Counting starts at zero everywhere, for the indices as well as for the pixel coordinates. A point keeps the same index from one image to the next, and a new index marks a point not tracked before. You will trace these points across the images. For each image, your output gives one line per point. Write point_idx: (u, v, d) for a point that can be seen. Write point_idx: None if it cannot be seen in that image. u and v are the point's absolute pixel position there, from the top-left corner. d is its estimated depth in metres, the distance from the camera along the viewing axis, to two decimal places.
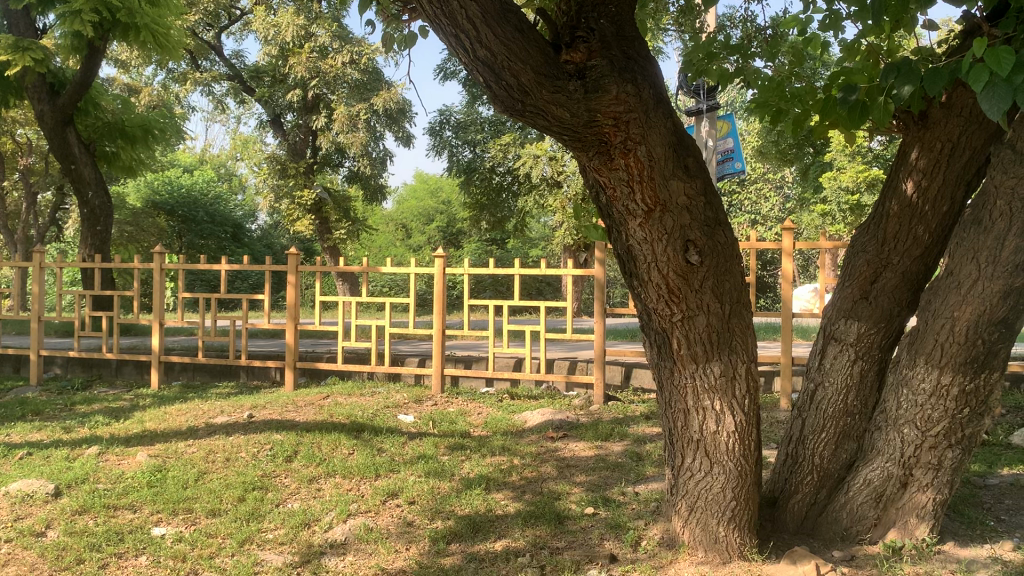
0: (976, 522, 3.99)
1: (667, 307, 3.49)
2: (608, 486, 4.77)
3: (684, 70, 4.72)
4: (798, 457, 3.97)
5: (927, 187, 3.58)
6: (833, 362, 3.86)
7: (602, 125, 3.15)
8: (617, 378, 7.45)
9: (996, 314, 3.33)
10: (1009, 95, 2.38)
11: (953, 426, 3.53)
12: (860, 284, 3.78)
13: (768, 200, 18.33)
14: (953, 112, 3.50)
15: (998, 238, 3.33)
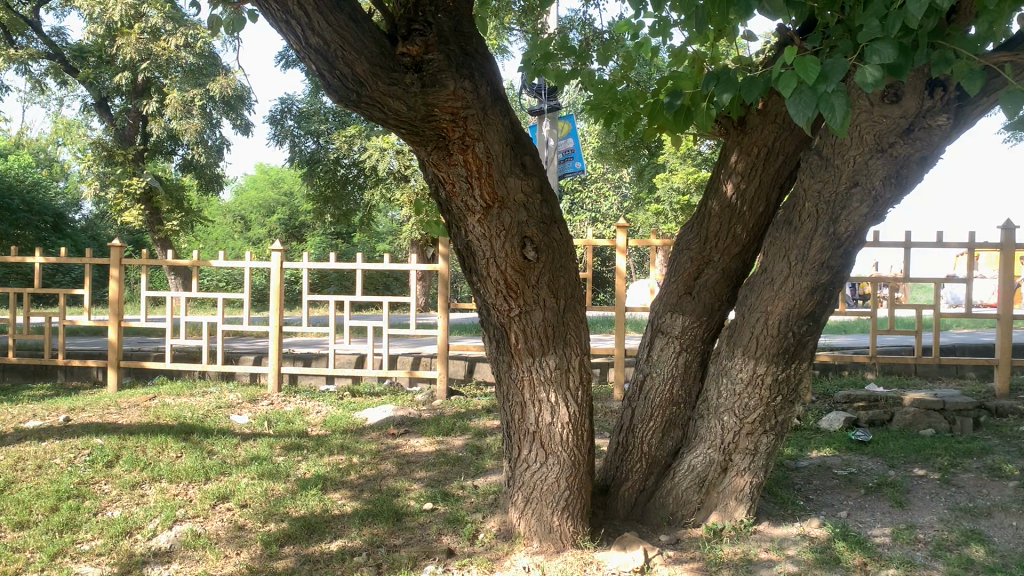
0: (788, 502, 4.27)
1: (505, 302, 3.53)
2: (447, 481, 4.78)
3: (522, 69, 4.78)
4: (628, 446, 4.12)
5: (745, 188, 3.80)
6: (660, 353, 4.04)
7: (439, 120, 3.14)
8: (460, 373, 7.47)
9: (805, 308, 3.58)
10: (814, 103, 2.55)
11: (768, 413, 3.77)
12: (684, 280, 3.97)
13: (608, 199, 18.88)
14: (768, 119, 3.73)
15: (806, 238, 3.53)
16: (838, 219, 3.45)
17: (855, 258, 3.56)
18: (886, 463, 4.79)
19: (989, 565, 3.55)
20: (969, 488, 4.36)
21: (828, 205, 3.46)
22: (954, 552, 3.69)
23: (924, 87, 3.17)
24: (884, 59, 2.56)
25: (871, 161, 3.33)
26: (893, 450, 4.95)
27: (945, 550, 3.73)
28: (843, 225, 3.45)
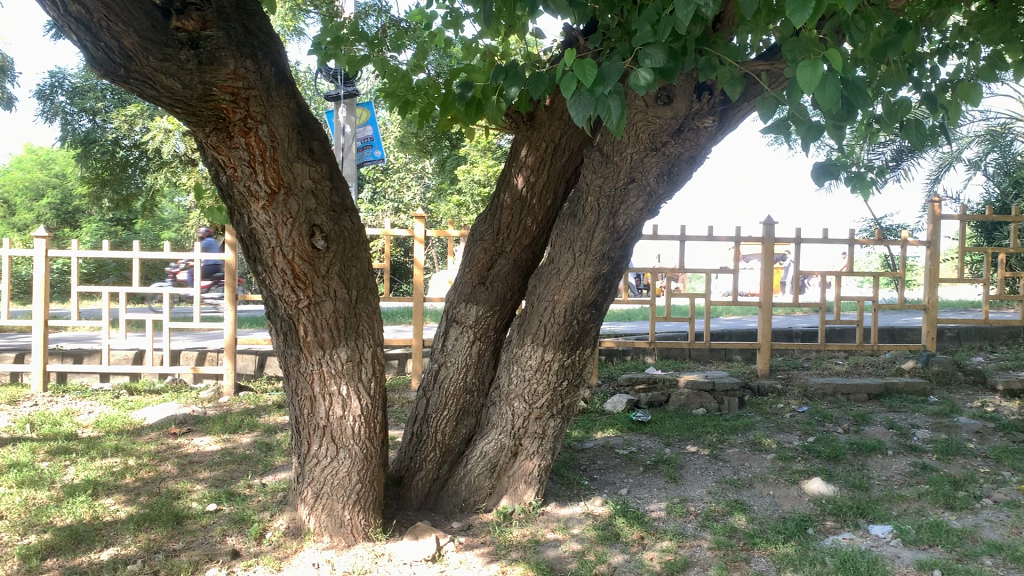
0: (574, 482, 4.46)
1: (293, 293, 3.41)
2: (233, 480, 4.58)
3: (313, 52, 4.64)
4: (422, 436, 4.13)
5: (535, 181, 3.91)
6: (454, 343, 4.07)
7: (218, 100, 2.97)
8: (250, 367, 7.18)
9: (589, 297, 3.74)
10: (592, 105, 2.66)
11: (554, 398, 3.91)
12: (477, 270, 4.02)
13: (410, 188, 18.77)
14: (555, 115, 3.85)
15: (589, 230, 3.68)
16: (618, 213, 3.63)
17: (633, 249, 3.77)
18: (662, 442, 5.11)
19: (749, 532, 3.89)
20: (734, 462, 4.75)
21: (608, 200, 3.63)
22: (720, 522, 4.00)
23: (693, 90, 3.38)
24: (655, 64, 2.71)
25: (646, 159, 3.52)
26: (668, 429, 5.29)
27: (712, 520, 4.04)
28: (622, 219, 3.64)
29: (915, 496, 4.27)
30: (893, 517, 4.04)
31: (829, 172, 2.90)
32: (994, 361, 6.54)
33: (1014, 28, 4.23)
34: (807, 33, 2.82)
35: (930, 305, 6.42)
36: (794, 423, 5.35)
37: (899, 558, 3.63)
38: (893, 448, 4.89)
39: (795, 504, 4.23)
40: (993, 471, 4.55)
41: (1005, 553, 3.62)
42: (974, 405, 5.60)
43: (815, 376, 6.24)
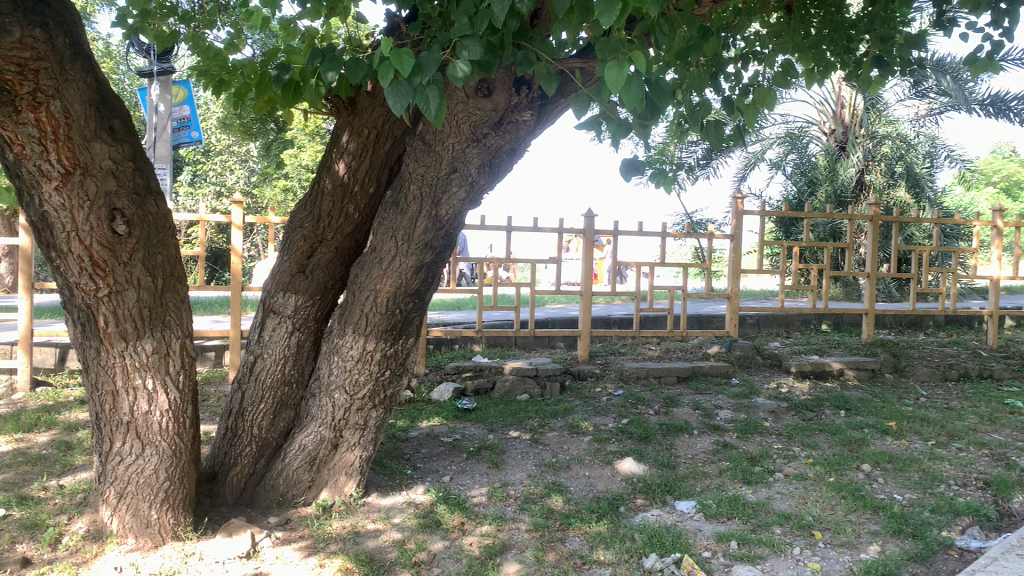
0: (396, 472, 4.45)
1: (91, 281, 3.17)
2: (26, 483, 4.24)
3: (118, 25, 4.36)
4: (238, 430, 3.98)
5: (357, 168, 3.86)
6: (272, 333, 3.95)
7: (2, 71, 2.73)
8: (49, 361, 6.66)
9: (410, 286, 3.74)
10: (408, 95, 2.65)
11: (376, 388, 3.89)
12: (297, 258, 3.91)
13: (234, 171, 17.97)
14: (376, 101, 3.80)
15: (411, 219, 3.66)
16: (439, 202, 3.63)
17: (454, 240, 3.79)
18: (486, 428, 5.20)
19: (565, 513, 4.03)
20: (553, 445, 4.90)
21: (430, 188, 3.61)
22: (538, 504, 4.12)
23: (511, 84, 3.44)
24: (473, 56, 2.74)
25: (468, 150, 3.53)
26: (492, 416, 5.38)
27: (530, 503, 4.15)
28: (444, 208, 3.64)
29: (717, 472, 4.57)
30: (696, 493, 4.31)
31: (635, 167, 3.07)
32: (788, 346, 7.11)
33: (805, 39, 4.63)
34: (618, 33, 2.95)
35: (734, 294, 6.88)
36: (610, 406, 5.59)
37: (701, 531, 3.88)
38: (699, 428, 5.22)
39: (609, 483, 4.43)
40: (785, 447, 4.95)
41: (792, 522, 3.95)
42: (770, 386, 6.07)
43: (631, 361, 6.54)
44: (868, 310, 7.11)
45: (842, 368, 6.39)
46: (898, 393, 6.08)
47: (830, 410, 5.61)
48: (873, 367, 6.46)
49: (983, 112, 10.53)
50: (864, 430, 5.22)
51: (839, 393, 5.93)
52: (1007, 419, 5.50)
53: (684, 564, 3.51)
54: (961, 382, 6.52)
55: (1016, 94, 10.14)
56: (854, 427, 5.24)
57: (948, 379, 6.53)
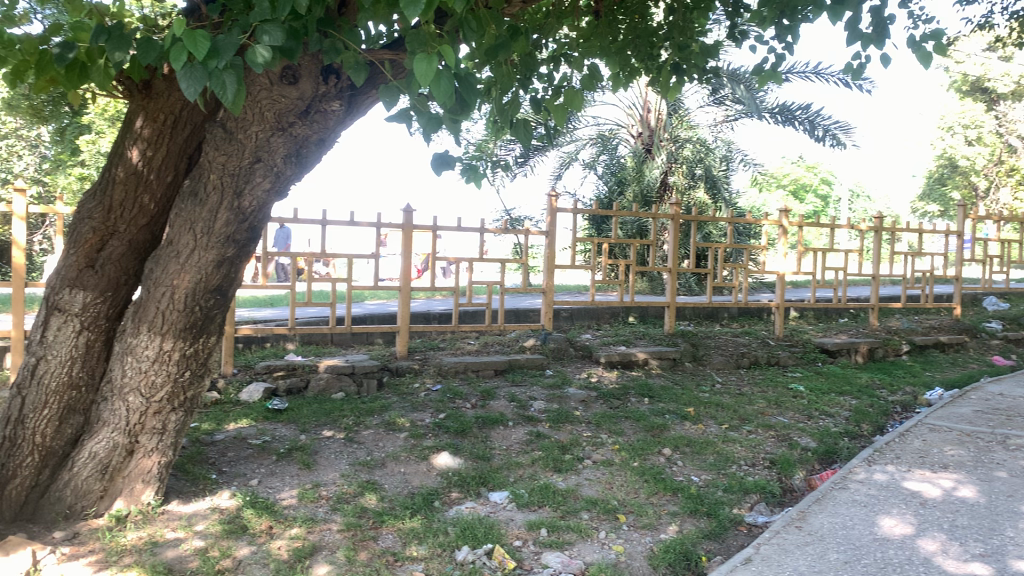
0: (200, 477, 4.22)
1: None
2: None
3: None
4: (16, 439, 3.63)
5: (153, 156, 3.62)
6: (56, 333, 3.64)
7: None
8: None
9: (212, 282, 3.56)
10: (204, 79, 2.52)
11: (175, 391, 3.69)
12: (85, 252, 3.62)
13: (20, 156, 16.42)
14: (174, 86, 3.59)
15: (212, 210, 3.47)
16: (242, 194, 3.47)
17: (259, 232, 3.65)
18: (298, 429, 5.04)
19: (378, 511, 3.98)
20: (367, 443, 4.83)
21: (232, 178, 3.44)
22: (351, 504, 4.05)
23: (319, 73, 3.38)
24: (274, 42, 2.64)
25: (272, 139, 3.41)
26: (305, 416, 5.23)
27: (343, 503, 4.06)
28: (248, 199, 3.49)
29: (529, 462, 4.67)
30: (509, 483, 4.39)
31: (445, 161, 3.09)
32: (599, 337, 7.39)
33: (612, 43, 4.80)
34: (426, 28, 2.95)
35: (548, 289, 7.05)
36: (426, 401, 5.58)
37: (512, 521, 3.95)
38: (513, 419, 5.31)
39: (423, 479, 4.42)
40: (594, 435, 5.13)
41: (599, 507, 4.11)
42: (581, 377, 6.29)
43: (448, 356, 6.56)
44: (670, 303, 7.51)
45: (647, 358, 6.72)
46: (697, 380, 6.48)
47: (635, 398, 5.88)
48: (674, 356, 6.84)
49: (772, 120, 11.40)
50: (666, 416, 5.51)
51: (644, 381, 6.24)
52: (791, 402, 5.99)
53: (495, 555, 3.57)
54: (752, 369, 7.05)
55: (800, 105, 11.06)
56: (656, 414, 5.52)
57: (740, 367, 7.04)
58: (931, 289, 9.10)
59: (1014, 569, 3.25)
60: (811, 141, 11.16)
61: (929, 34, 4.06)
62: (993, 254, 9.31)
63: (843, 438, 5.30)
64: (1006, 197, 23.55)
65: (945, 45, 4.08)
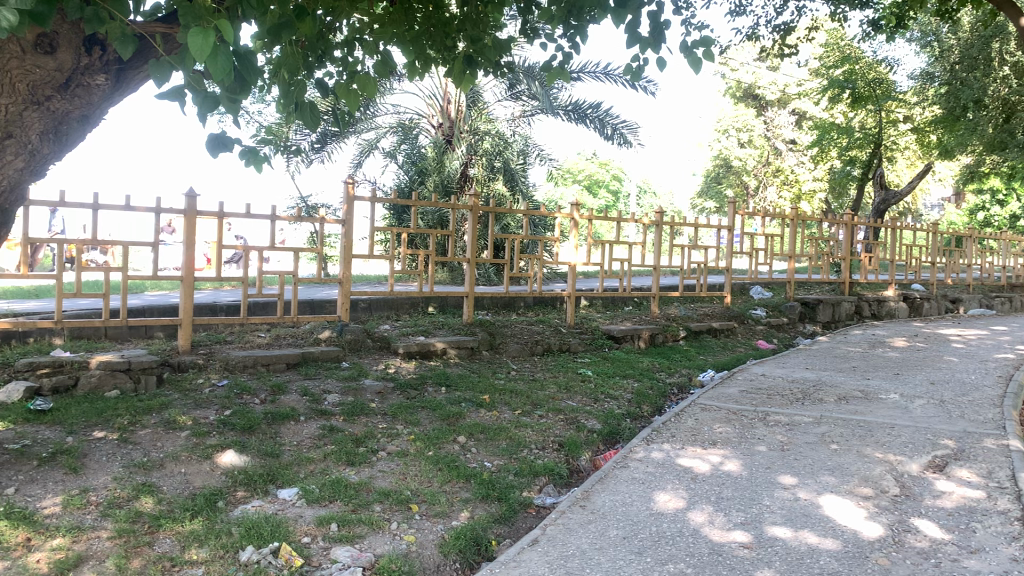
0: None
1: None
2: None
3: None
4: None
5: None
6: None
7: None
8: None
9: None
10: None
11: None
12: None
13: None
14: None
15: None
16: None
17: (8, 215, 3.29)
18: (64, 431, 4.63)
19: (155, 514, 3.73)
20: (144, 444, 4.52)
21: None
22: (123, 509, 3.76)
23: (81, 43, 3.16)
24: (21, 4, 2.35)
25: (26, 113, 3.08)
26: (73, 416, 4.81)
27: (114, 508, 3.77)
28: None
29: (321, 456, 4.56)
30: (300, 479, 4.27)
31: (222, 142, 3.05)
32: (397, 328, 7.36)
33: (409, 31, 4.74)
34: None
35: (345, 279, 6.91)
36: (212, 398, 5.31)
37: (302, 517, 3.84)
38: (305, 413, 5.16)
39: (207, 479, 4.20)
40: (389, 426, 5.10)
41: (391, 498, 4.08)
42: (378, 367, 6.23)
43: (237, 350, 6.27)
44: (468, 293, 7.59)
45: (444, 347, 6.75)
46: (492, 368, 6.61)
47: (431, 388, 5.91)
48: (472, 345, 6.93)
49: (566, 117, 11.80)
50: (461, 404, 5.57)
51: (441, 370, 6.28)
52: (579, 386, 6.25)
53: (281, 553, 3.46)
54: (545, 356, 7.29)
55: (591, 103, 11.54)
56: (452, 402, 5.57)
57: (533, 354, 7.27)
58: (706, 279, 9.81)
59: (770, 534, 3.56)
60: (601, 138, 11.67)
61: (699, 41, 4.35)
62: (759, 248, 10.17)
63: (626, 420, 5.61)
64: (771, 196, 25.83)
65: (713, 52, 4.38)
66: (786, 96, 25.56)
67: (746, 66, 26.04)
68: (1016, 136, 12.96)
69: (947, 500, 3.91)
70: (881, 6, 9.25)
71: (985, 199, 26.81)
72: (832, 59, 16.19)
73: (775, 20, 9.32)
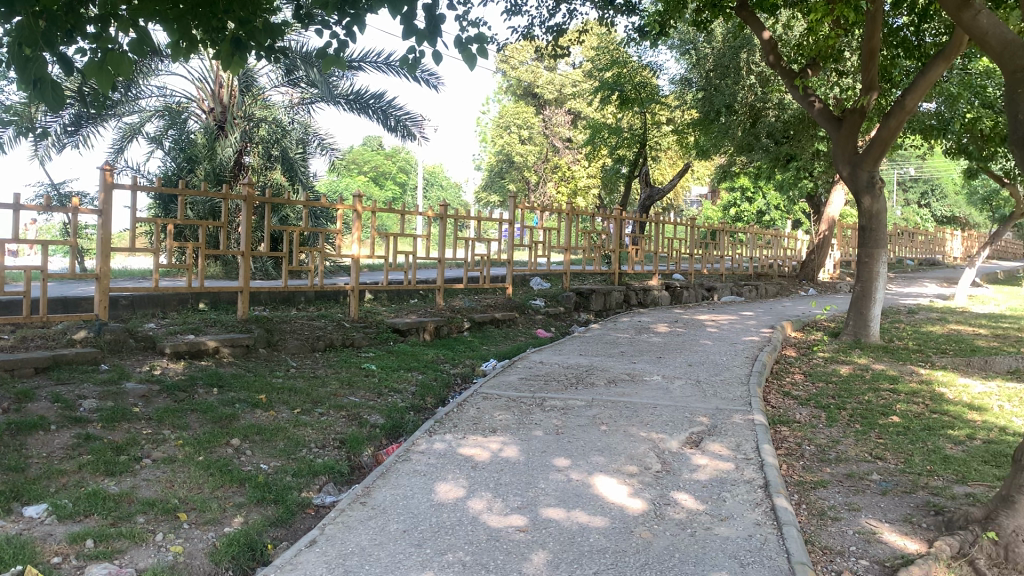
0: None
1: None
2: None
3: None
4: None
5: None
6: None
7: None
8: None
9: None
10: None
11: None
12: None
13: None
14: None
15: None
16: None
17: None
18: None
19: None
20: None
21: None
22: None
23: None
24: None
25: None
26: None
27: None
28: None
29: (75, 468, 4.16)
30: (49, 494, 3.87)
31: None
32: (164, 326, 6.89)
33: (171, 8, 4.44)
34: None
35: (102, 275, 6.39)
36: None
37: (51, 536, 3.49)
38: (57, 422, 4.69)
39: None
40: (155, 432, 4.76)
41: (156, 508, 3.81)
42: (142, 370, 5.80)
43: None
44: (244, 288, 7.25)
45: (217, 346, 6.40)
46: (270, 366, 6.38)
47: (202, 389, 5.59)
48: (248, 343, 6.63)
49: (348, 107, 11.60)
50: (235, 405, 5.32)
51: (213, 370, 5.96)
52: (362, 381, 6.17)
53: None
54: (327, 352, 7.14)
55: (373, 93, 11.43)
56: (225, 403, 5.30)
57: (315, 350, 7.09)
58: (488, 271, 10.02)
59: (544, 516, 3.69)
60: (384, 129, 11.58)
61: (474, 37, 4.42)
62: (539, 240, 10.53)
63: (408, 412, 5.62)
64: (550, 190, 26.89)
65: (486, 48, 4.47)
66: (562, 95, 26.73)
67: (526, 65, 26.89)
68: (760, 139, 14.70)
69: (701, 473, 4.25)
70: (644, 14, 9.86)
71: (736, 195, 29.46)
72: (603, 61, 17.05)
73: (548, 22, 9.66)
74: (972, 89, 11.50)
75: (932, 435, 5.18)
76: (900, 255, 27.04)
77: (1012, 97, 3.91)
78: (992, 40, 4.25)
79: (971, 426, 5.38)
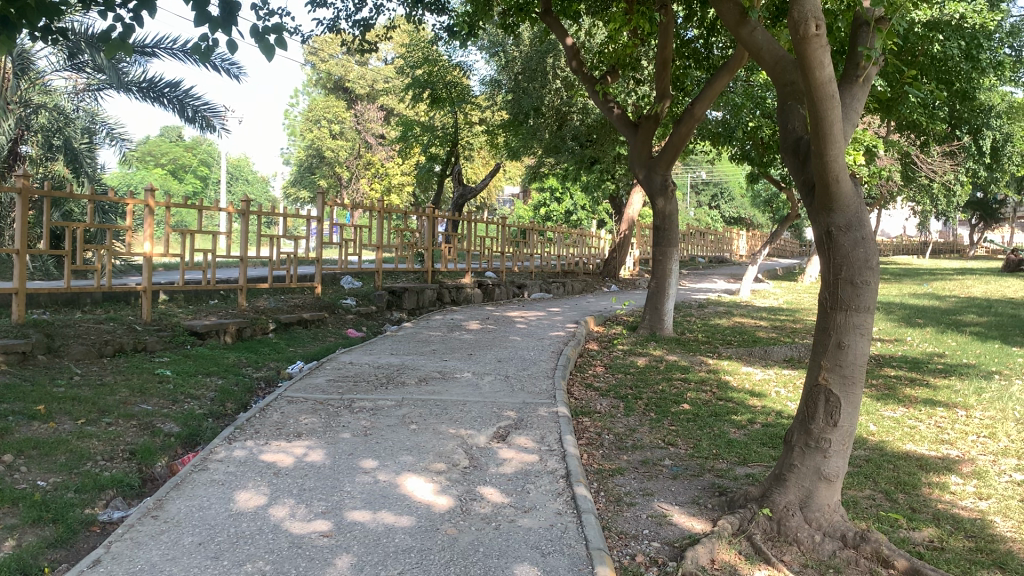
0: None
1: None
2: None
3: None
4: None
5: None
6: None
7: None
8: None
9: None
10: None
11: None
12: None
13: None
14: None
15: None
16: None
17: None
18: None
19: None
20: None
21: None
22: None
23: None
24: None
25: None
26: None
27: None
28: None
29: None
30: None
31: None
32: None
33: None
34: None
35: None
36: None
37: None
38: None
39: None
40: None
41: None
42: None
43: None
44: (19, 289, 6.63)
45: None
46: (49, 373, 5.86)
47: None
48: (24, 349, 6.04)
49: (139, 94, 10.87)
50: (8, 418, 4.83)
51: None
52: (156, 388, 5.80)
53: None
54: (116, 357, 6.66)
55: (168, 81, 10.80)
56: None
57: (102, 356, 6.59)
58: (295, 270, 9.71)
59: (349, 520, 3.63)
60: (181, 120, 10.98)
61: (271, 27, 4.27)
62: (350, 238, 10.31)
63: (206, 420, 5.35)
64: (363, 186, 26.53)
65: (284, 39, 4.33)
66: (374, 91, 26.54)
67: (336, 59, 26.53)
68: (567, 141, 15.24)
69: (507, 466, 4.33)
70: (454, 14, 9.89)
71: (546, 195, 30.33)
72: (413, 57, 17.04)
73: (354, 16, 9.48)
74: (754, 100, 12.43)
75: (718, 420, 5.57)
76: (694, 253, 28.91)
77: (784, 107, 4.34)
78: (766, 53, 4.46)
79: (752, 411, 5.83)
